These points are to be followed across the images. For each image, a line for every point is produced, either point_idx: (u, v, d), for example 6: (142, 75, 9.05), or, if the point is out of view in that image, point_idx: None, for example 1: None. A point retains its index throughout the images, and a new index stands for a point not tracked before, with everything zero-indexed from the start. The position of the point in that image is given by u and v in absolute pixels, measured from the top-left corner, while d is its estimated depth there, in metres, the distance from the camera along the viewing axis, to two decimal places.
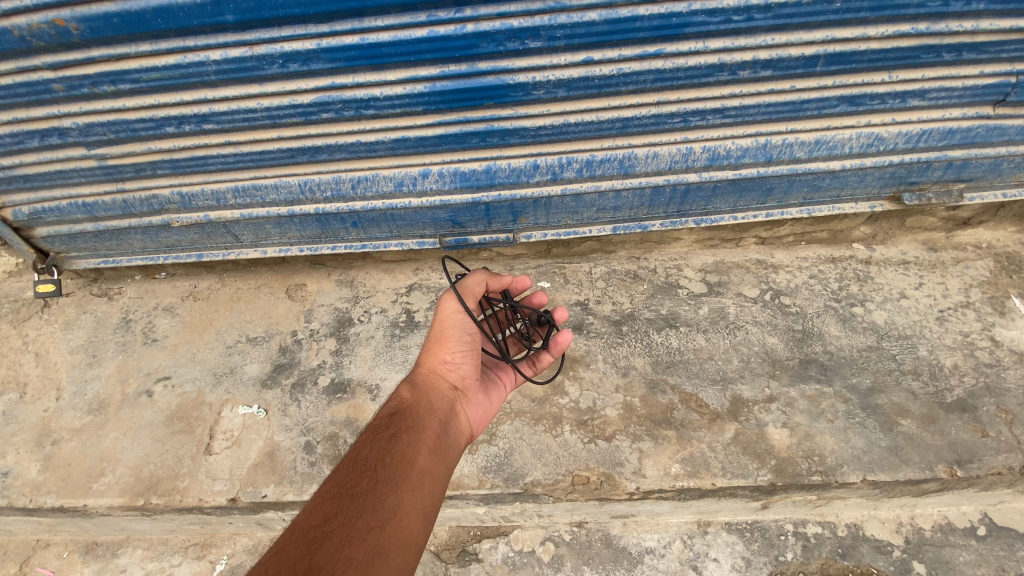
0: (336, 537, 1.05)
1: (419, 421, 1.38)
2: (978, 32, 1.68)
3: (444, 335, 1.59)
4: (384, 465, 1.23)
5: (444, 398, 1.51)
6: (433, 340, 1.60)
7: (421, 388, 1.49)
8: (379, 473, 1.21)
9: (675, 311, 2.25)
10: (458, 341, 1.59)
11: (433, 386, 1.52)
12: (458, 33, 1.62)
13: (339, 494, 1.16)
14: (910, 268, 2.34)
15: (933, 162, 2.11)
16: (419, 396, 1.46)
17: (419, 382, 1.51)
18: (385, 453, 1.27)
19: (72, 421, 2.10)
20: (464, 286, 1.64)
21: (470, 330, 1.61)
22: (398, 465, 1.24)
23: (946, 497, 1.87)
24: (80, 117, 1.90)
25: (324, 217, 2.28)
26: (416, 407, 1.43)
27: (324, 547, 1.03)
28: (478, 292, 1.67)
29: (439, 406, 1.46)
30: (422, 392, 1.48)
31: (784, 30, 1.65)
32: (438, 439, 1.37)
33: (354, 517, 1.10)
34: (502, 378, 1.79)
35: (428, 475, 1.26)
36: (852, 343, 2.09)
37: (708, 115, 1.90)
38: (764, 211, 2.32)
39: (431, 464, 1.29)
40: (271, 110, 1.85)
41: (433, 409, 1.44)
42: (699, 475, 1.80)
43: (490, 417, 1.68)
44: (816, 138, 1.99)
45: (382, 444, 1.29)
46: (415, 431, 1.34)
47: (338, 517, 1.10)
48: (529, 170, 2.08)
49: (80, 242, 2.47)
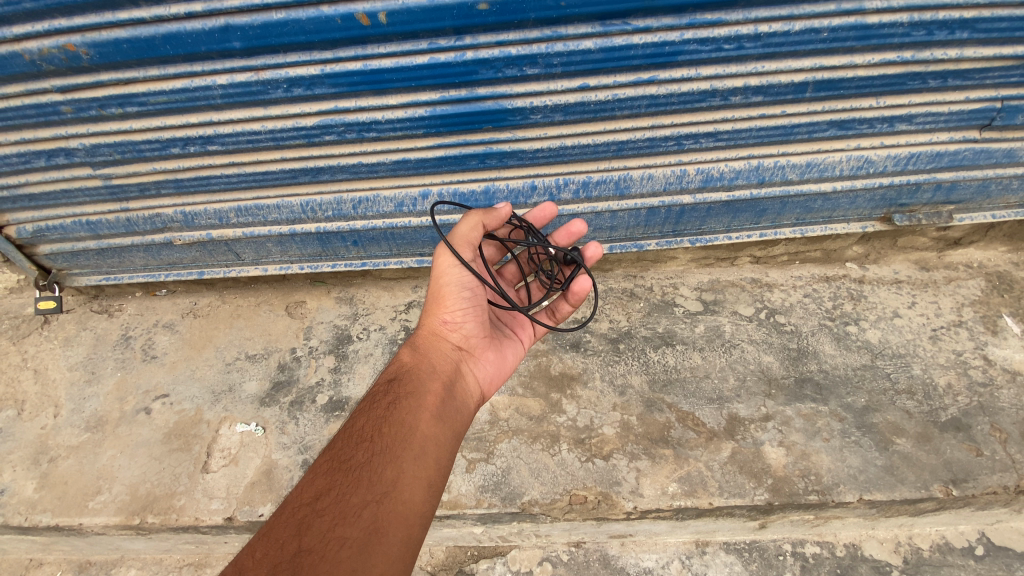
0: (329, 515, 1.06)
1: (419, 387, 1.38)
2: (962, 59, 1.74)
3: (441, 295, 1.58)
4: (381, 436, 1.23)
5: (447, 360, 1.51)
6: (432, 301, 1.59)
7: (422, 350, 1.50)
8: (375, 444, 1.20)
9: (671, 330, 2.28)
10: (456, 298, 1.57)
11: (435, 348, 1.52)
12: (457, 60, 1.67)
13: (333, 469, 1.16)
14: (902, 287, 2.37)
15: (922, 185, 2.16)
16: (420, 359, 1.47)
17: (420, 345, 1.51)
18: (382, 422, 1.26)
19: (69, 438, 2.10)
20: (457, 235, 1.59)
21: (469, 286, 1.59)
22: (397, 434, 1.23)
23: (943, 517, 1.87)
24: (87, 138, 1.94)
25: (325, 235, 2.31)
26: (416, 372, 1.42)
27: (316, 526, 1.04)
28: (474, 239, 1.61)
29: (441, 368, 1.46)
30: (423, 354, 1.49)
31: (773, 57, 1.70)
32: (441, 403, 1.36)
33: (349, 493, 1.10)
34: (515, 333, 1.77)
35: (431, 441, 1.25)
36: (847, 362, 2.11)
37: (701, 138, 1.94)
38: (758, 231, 2.36)
39: (433, 430, 1.28)
40: (274, 132, 1.89)
41: (435, 372, 1.44)
42: (695, 494, 1.80)
43: (503, 374, 1.68)
44: (807, 161, 2.04)
45: (380, 413, 1.29)
46: (415, 397, 1.34)
47: (332, 492, 1.11)
48: (526, 191, 2.12)
49: (83, 260, 2.49)
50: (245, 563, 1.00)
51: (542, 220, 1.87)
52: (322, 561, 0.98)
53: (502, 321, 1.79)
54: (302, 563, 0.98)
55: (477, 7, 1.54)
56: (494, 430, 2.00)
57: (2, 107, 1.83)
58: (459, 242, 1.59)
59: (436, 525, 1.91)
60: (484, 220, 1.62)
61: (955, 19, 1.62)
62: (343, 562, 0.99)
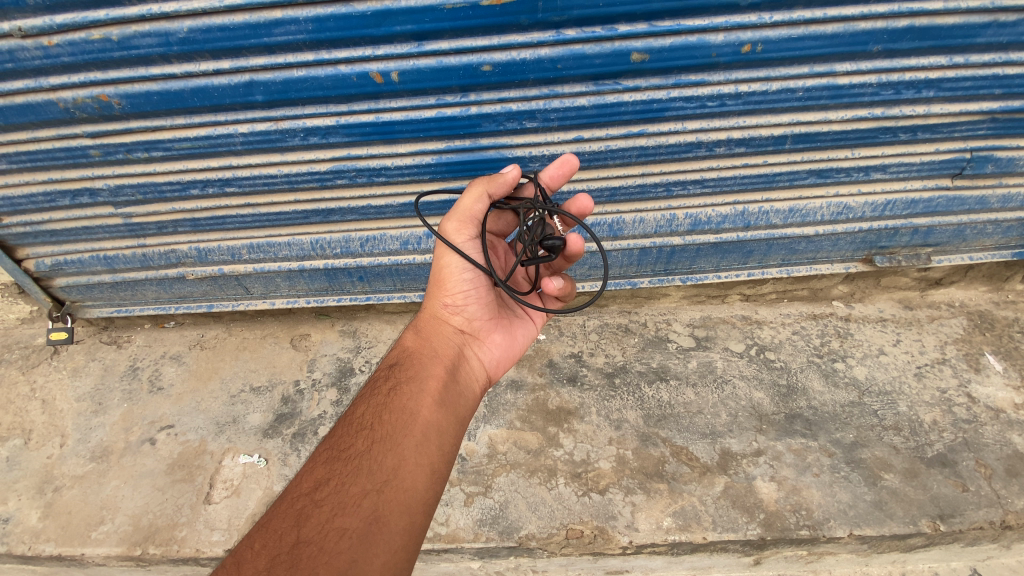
0: (328, 505, 1.12)
1: (420, 371, 1.41)
2: (930, 115, 1.88)
3: (442, 277, 1.57)
4: (381, 423, 1.26)
5: (450, 343, 1.53)
6: (435, 283, 1.59)
7: (424, 334, 1.53)
8: (375, 432, 1.25)
9: (665, 365, 2.35)
10: (457, 280, 1.56)
11: (438, 331, 1.54)
12: (463, 114, 1.81)
13: (333, 458, 1.22)
14: (887, 325, 2.46)
15: (900, 229, 2.29)
16: (422, 343, 1.50)
17: (423, 329, 1.54)
18: (383, 409, 1.30)
19: (73, 468, 2.13)
20: (461, 209, 1.55)
21: (470, 268, 1.55)
22: (398, 421, 1.26)
23: (934, 553, 1.90)
24: (112, 179, 2.05)
25: (332, 271, 2.41)
26: (418, 357, 1.46)
27: (314, 517, 1.10)
28: (478, 213, 1.56)
29: (442, 353, 1.49)
30: (426, 337, 1.52)
31: (754, 113, 1.84)
32: (443, 387, 1.39)
33: (348, 483, 1.15)
34: (526, 312, 1.76)
35: (434, 427, 1.28)
36: (835, 399, 2.17)
37: (689, 185, 2.07)
38: (746, 271, 2.46)
39: (435, 415, 1.30)
40: (290, 176, 2.01)
41: (437, 357, 1.47)
42: (689, 528, 1.84)
43: (512, 356, 1.69)
44: (790, 207, 2.17)
45: (381, 400, 1.33)
46: (417, 382, 1.37)
47: (331, 482, 1.17)
48: None
49: (96, 292, 2.57)
50: (245, 554, 1.08)
51: (561, 176, 1.64)
52: (320, 553, 1.04)
53: (513, 300, 1.78)
54: (300, 554, 1.04)
55: (482, 68, 1.68)
56: (493, 464, 2.04)
57: (34, 151, 1.95)
58: (463, 216, 1.54)
59: (433, 559, 1.93)
60: (490, 189, 1.56)
61: (921, 80, 1.76)
62: (342, 552, 1.05)
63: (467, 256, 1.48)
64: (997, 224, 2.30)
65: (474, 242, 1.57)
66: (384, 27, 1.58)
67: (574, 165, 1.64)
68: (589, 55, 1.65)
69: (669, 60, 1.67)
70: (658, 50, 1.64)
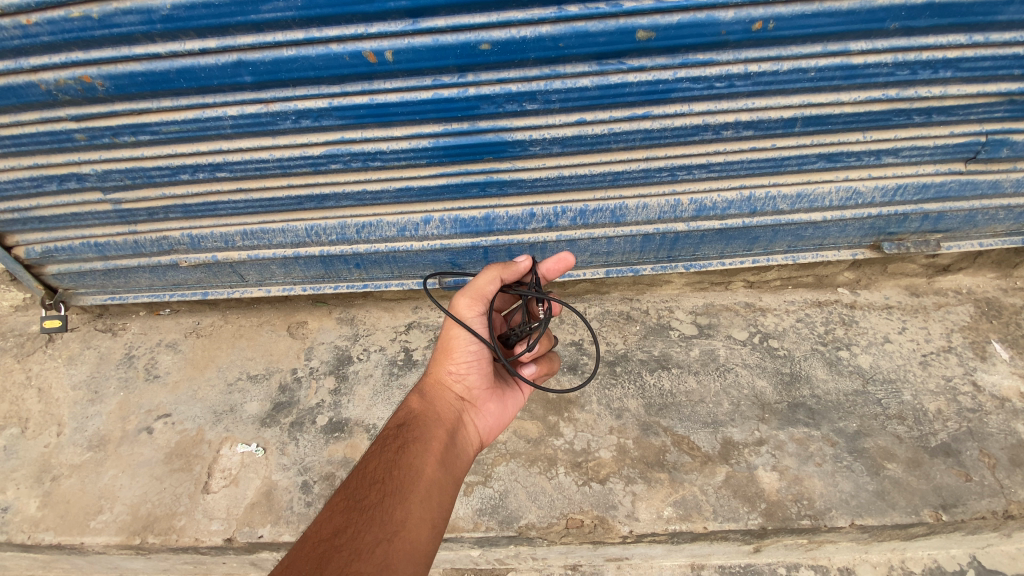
0: (347, 550, 1.10)
1: (424, 432, 1.42)
2: (946, 97, 1.80)
3: (450, 344, 1.61)
4: (391, 476, 1.27)
5: (451, 407, 1.55)
6: (442, 350, 1.63)
7: (430, 396, 1.55)
8: (386, 485, 1.25)
9: (666, 353, 2.32)
10: (463, 350, 1.61)
11: (441, 395, 1.56)
12: (460, 96, 1.74)
13: (348, 508, 1.21)
14: (892, 313, 2.42)
15: (910, 215, 2.23)
16: (427, 405, 1.52)
17: (428, 392, 1.55)
18: (392, 464, 1.31)
19: (72, 457, 2.12)
20: (474, 286, 1.61)
21: (477, 341, 1.60)
22: (405, 476, 1.28)
23: (935, 541, 1.90)
24: (99, 164, 1.99)
25: (328, 258, 2.36)
26: (424, 417, 1.47)
27: (333, 562, 1.07)
28: (490, 293, 1.62)
29: (446, 416, 1.50)
30: (429, 400, 1.53)
31: (763, 94, 1.77)
32: (445, 449, 1.41)
33: (363, 531, 1.14)
34: (520, 384, 1.79)
35: (437, 485, 1.30)
36: (839, 387, 2.14)
37: (694, 170, 2.01)
38: (751, 257, 2.41)
39: (438, 474, 1.33)
40: (282, 161, 1.94)
41: (441, 419, 1.49)
42: (690, 518, 1.83)
43: (503, 424, 1.71)
44: (798, 192, 2.10)
45: (390, 455, 1.34)
46: (422, 441, 1.39)
47: (348, 530, 1.15)
48: (525, 218, 2.17)
49: (89, 280, 2.53)
50: None
51: (559, 269, 1.79)
52: None
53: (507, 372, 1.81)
54: None
55: (480, 47, 1.61)
56: (492, 453, 2.02)
57: (18, 135, 1.88)
58: (474, 294, 1.60)
59: None
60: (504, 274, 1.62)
61: (938, 60, 1.68)
62: None
63: (475, 332, 1.53)
64: (1009, 209, 2.24)
65: (482, 320, 1.61)
66: (376, 3, 1.50)
67: (571, 264, 1.75)
68: (592, 33, 1.58)
69: (676, 39, 1.60)
70: (665, 28, 1.57)
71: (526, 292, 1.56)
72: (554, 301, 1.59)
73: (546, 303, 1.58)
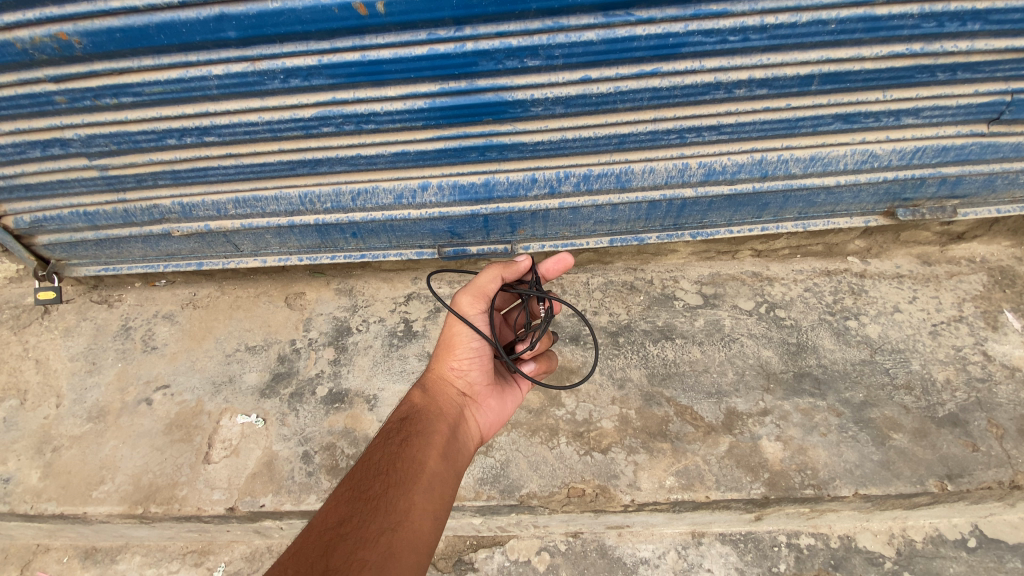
0: (352, 538, 1.09)
1: (427, 426, 1.39)
2: (972, 52, 1.70)
3: (452, 341, 1.58)
4: (395, 468, 1.25)
5: (453, 403, 1.51)
6: (443, 346, 1.61)
7: (431, 391, 1.52)
8: (389, 476, 1.23)
9: (671, 323, 2.27)
10: (464, 347, 1.58)
11: (443, 390, 1.53)
12: (457, 51, 1.64)
13: (353, 498, 1.19)
14: (903, 282, 2.36)
15: (927, 179, 2.14)
16: (429, 399, 1.48)
17: (430, 387, 1.52)
18: (395, 456, 1.28)
19: (72, 428, 2.11)
20: (474, 284, 1.60)
21: (478, 337, 1.58)
22: (409, 467, 1.26)
23: (937, 510, 1.89)
24: (82, 128, 1.91)
25: (324, 227, 2.29)
26: (427, 411, 1.44)
27: (339, 549, 1.06)
28: (491, 292, 1.61)
29: (448, 411, 1.47)
30: (432, 396, 1.50)
31: (779, 49, 1.67)
32: (447, 442, 1.38)
33: (368, 520, 1.13)
34: (519, 381, 1.76)
35: (439, 478, 1.28)
36: (846, 357, 2.11)
37: (704, 131, 1.91)
38: (760, 225, 2.34)
39: (441, 467, 1.30)
40: (271, 124, 1.86)
41: (442, 413, 1.45)
42: (692, 487, 1.82)
43: (503, 421, 1.67)
44: (811, 155, 2.01)
45: (394, 448, 1.32)
46: (425, 434, 1.36)
47: (353, 519, 1.14)
48: (526, 184, 2.09)
49: (81, 250, 2.48)
50: None
51: (558, 269, 1.78)
52: None
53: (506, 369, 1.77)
54: None
55: None
56: None
57: None
58: (476, 292, 1.59)
59: None
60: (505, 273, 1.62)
61: (968, 10, 1.57)
62: None
63: (476, 329, 1.51)
64: None
65: (482, 318, 1.61)
66: None
67: (570, 263, 1.76)
68: None
69: None
70: None
71: (527, 293, 1.56)
72: (554, 301, 1.56)
73: (546, 302, 1.59)
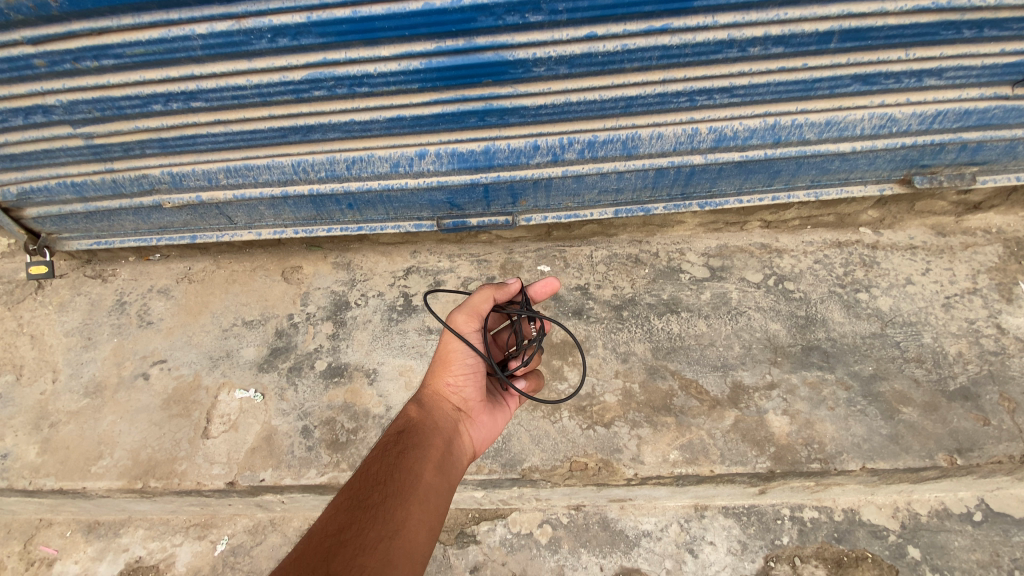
0: (352, 546, 1.05)
1: (423, 440, 1.35)
2: (1002, 7, 1.59)
3: (448, 356, 1.57)
4: (392, 478, 1.21)
5: (449, 417, 1.47)
6: (438, 363, 1.58)
7: (427, 404, 1.48)
8: (387, 485, 1.20)
9: (676, 296, 2.21)
10: (460, 363, 1.56)
11: (439, 405, 1.49)
12: (454, 6, 1.54)
13: (352, 506, 1.15)
14: (917, 253, 2.29)
15: (946, 145, 2.05)
16: (426, 413, 1.44)
17: (426, 402, 1.48)
18: (393, 467, 1.24)
19: (69, 404, 2.09)
20: (468, 304, 1.61)
21: (474, 354, 1.57)
22: (406, 477, 1.22)
23: (944, 484, 1.86)
24: (64, 94, 1.83)
25: (319, 198, 2.22)
26: (423, 424, 1.40)
27: (339, 556, 1.03)
28: (485, 311, 1.62)
29: (444, 424, 1.43)
30: (428, 410, 1.45)
31: (797, 4, 1.56)
32: (443, 456, 1.34)
33: (367, 528, 1.10)
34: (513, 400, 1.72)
35: (435, 490, 1.24)
36: (856, 330, 2.05)
37: (715, 94, 1.82)
38: (771, 194, 2.26)
39: (436, 479, 1.27)
40: (260, 87, 1.77)
41: (438, 427, 1.41)
42: (697, 461, 1.79)
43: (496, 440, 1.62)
44: (827, 119, 1.92)
45: (391, 458, 1.27)
46: (421, 447, 1.32)
47: (353, 526, 1.10)
48: (528, 151, 2.01)
49: (71, 223, 2.42)
50: None
51: (545, 292, 1.79)
52: None
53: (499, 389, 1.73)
54: None
55: None
56: None
57: None
58: (470, 311, 1.60)
59: None
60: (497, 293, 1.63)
61: None
62: None
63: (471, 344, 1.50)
64: None
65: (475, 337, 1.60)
66: None
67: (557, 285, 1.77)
68: None
69: None
70: None
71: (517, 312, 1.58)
72: (544, 319, 1.59)
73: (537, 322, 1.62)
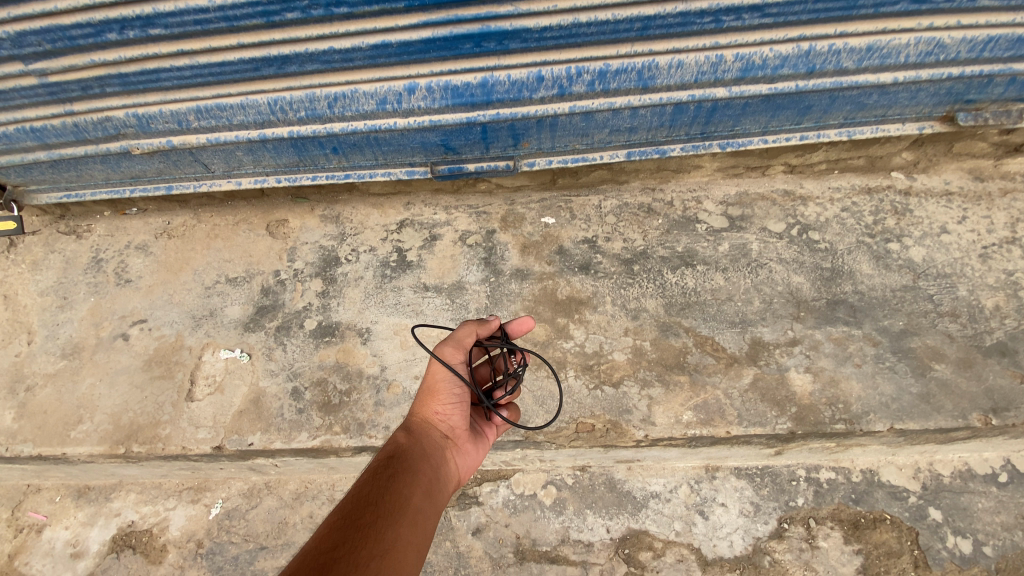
0: (346, 563, 0.92)
1: (413, 465, 1.23)
2: None
3: (436, 387, 1.42)
4: (383, 499, 1.10)
5: (437, 444, 1.35)
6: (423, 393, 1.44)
7: (415, 430, 1.35)
8: (377, 505, 1.08)
9: (691, 249, 2.05)
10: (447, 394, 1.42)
11: (425, 432, 1.36)
12: None
13: (343, 524, 1.02)
14: (953, 200, 2.10)
15: (996, 76, 1.84)
16: (414, 439, 1.32)
17: (413, 428, 1.35)
18: (384, 488, 1.13)
19: (45, 366, 1.98)
20: (454, 336, 1.48)
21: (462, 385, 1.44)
22: (397, 499, 1.11)
23: (972, 444, 1.75)
24: (8, 23, 1.63)
25: (300, 141, 2.03)
26: (411, 449, 1.28)
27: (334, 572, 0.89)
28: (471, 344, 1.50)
29: (433, 450, 1.31)
30: (416, 437, 1.33)
31: None
32: (432, 483, 1.22)
33: (360, 545, 0.97)
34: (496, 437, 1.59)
35: (424, 516, 1.12)
36: (886, 282, 1.90)
37: (743, 13, 1.61)
38: (798, 133, 2.06)
39: (426, 505, 1.15)
40: (225, 10, 1.57)
41: (427, 452, 1.29)
42: (712, 422, 1.68)
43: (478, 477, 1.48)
44: (868, 44, 1.70)
45: (381, 479, 1.15)
46: (411, 470, 1.21)
47: (345, 543, 0.97)
48: (531, 83, 1.81)
49: (37, 174, 2.24)
50: None
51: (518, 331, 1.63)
52: None
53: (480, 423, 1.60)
54: None
55: None
56: None
57: None
58: (456, 344, 1.47)
59: None
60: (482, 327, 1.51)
61: None
62: None
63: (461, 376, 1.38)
64: None
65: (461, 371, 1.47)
66: None
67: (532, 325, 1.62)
68: None
69: None
70: None
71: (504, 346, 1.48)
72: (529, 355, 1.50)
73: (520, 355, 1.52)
